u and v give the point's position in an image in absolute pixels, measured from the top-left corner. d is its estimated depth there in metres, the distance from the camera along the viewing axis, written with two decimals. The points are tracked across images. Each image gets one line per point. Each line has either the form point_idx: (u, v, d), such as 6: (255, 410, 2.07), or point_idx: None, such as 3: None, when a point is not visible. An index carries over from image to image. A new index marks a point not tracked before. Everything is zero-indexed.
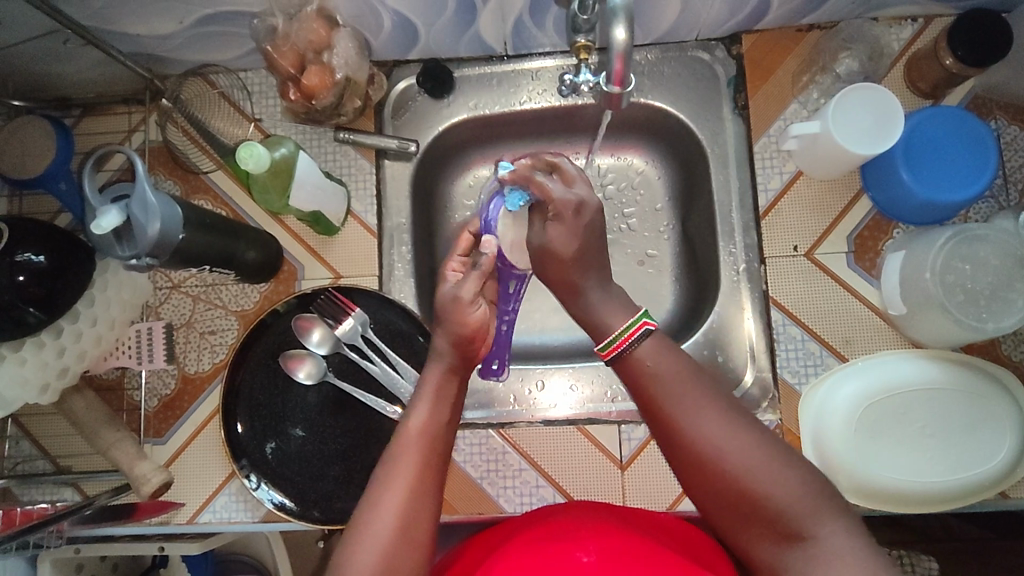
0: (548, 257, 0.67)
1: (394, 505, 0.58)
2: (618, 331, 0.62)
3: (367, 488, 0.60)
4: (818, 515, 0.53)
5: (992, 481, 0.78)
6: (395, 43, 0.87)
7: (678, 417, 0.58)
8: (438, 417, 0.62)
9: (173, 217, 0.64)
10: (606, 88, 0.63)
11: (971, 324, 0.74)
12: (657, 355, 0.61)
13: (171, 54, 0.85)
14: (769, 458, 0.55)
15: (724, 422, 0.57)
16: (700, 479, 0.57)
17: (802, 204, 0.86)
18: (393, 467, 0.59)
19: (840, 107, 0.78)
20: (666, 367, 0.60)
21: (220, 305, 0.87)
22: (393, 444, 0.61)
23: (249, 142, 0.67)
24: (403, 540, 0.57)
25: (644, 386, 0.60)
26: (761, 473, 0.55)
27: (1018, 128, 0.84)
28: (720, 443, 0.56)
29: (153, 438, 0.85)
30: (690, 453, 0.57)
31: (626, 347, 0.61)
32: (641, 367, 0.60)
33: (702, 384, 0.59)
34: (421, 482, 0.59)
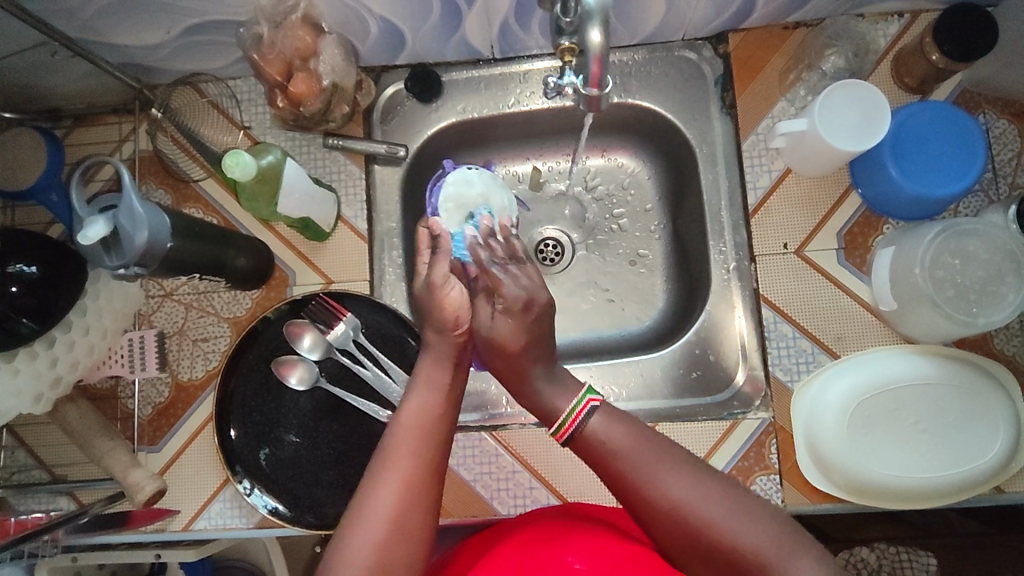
0: (495, 348, 0.67)
1: (389, 494, 0.58)
2: (569, 409, 0.63)
3: (363, 478, 0.60)
4: (788, 551, 0.54)
5: (988, 474, 0.78)
6: (382, 48, 0.87)
7: (642, 486, 0.58)
8: (433, 406, 0.64)
9: (161, 226, 0.64)
10: (585, 89, 0.64)
11: (961, 319, 0.74)
12: (609, 428, 0.61)
13: (160, 63, 0.86)
14: (734, 510, 0.56)
15: (687, 481, 0.57)
16: (671, 539, 0.57)
17: (791, 201, 0.86)
18: (389, 457, 0.60)
19: (826, 103, 0.78)
20: (619, 441, 0.60)
21: (213, 312, 0.88)
22: (389, 434, 0.62)
23: (235, 151, 0.67)
24: (398, 530, 0.58)
25: (604, 464, 0.60)
26: (730, 525, 0.55)
27: (1006, 122, 0.84)
28: (685, 505, 0.56)
29: (147, 446, 0.85)
30: (658, 518, 0.57)
31: (576, 425, 0.62)
32: (596, 443, 0.61)
33: (658, 444, 0.60)
34: (417, 471, 0.60)
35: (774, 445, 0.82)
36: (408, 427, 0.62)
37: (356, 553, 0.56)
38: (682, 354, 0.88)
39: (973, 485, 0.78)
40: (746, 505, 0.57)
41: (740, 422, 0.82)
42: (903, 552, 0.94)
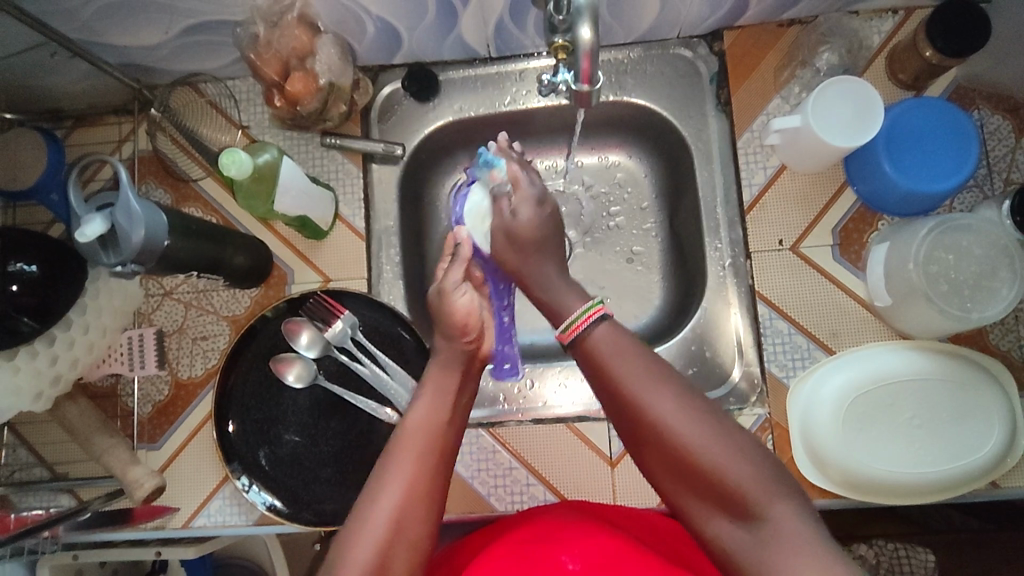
0: (511, 237, 0.73)
1: (391, 499, 0.59)
2: (573, 317, 0.64)
3: (367, 482, 0.61)
4: (771, 495, 0.54)
5: (983, 470, 0.78)
6: (379, 48, 0.88)
7: (632, 396, 0.58)
8: (439, 414, 0.65)
9: (158, 223, 0.65)
10: (575, 86, 0.67)
11: (954, 314, 0.74)
12: (613, 338, 0.62)
13: (159, 64, 0.86)
14: (721, 440, 0.56)
15: (679, 403, 0.58)
16: (653, 450, 0.58)
17: (787, 198, 0.86)
18: (393, 463, 0.61)
19: (820, 99, 0.79)
20: (619, 352, 0.61)
21: (212, 311, 0.88)
22: (395, 441, 0.63)
23: (231, 149, 0.67)
24: (396, 535, 0.59)
25: (599, 367, 0.61)
26: (716, 454, 0.56)
27: (1001, 118, 0.84)
28: (673, 423, 0.57)
29: (147, 444, 0.86)
30: (645, 428, 0.58)
31: (583, 329, 0.63)
32: (596, 350, 0.62)
33: (655, 362, 0.60)
34: (421, 479, 0.61)
35: (770, 440, 0.82)
36: (413, 434, 0.63)
37: (356, 557, 0.57)
38: (678, 350, 0.89)
39: (968, 479, 0.78)
40: (735, 437, 0.57)
41: (736, 418, 0.83)
42: (902, 547, 0.94)
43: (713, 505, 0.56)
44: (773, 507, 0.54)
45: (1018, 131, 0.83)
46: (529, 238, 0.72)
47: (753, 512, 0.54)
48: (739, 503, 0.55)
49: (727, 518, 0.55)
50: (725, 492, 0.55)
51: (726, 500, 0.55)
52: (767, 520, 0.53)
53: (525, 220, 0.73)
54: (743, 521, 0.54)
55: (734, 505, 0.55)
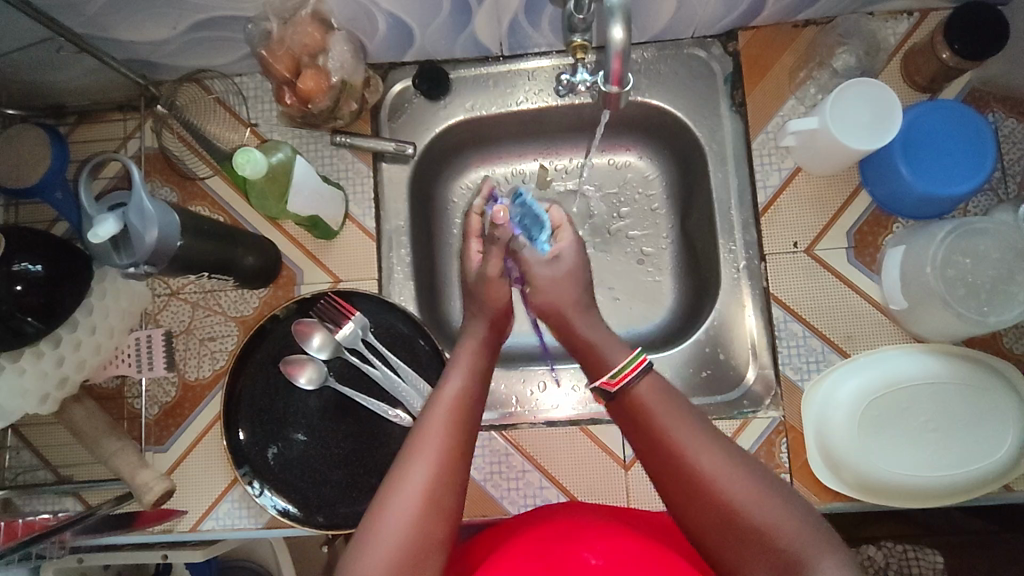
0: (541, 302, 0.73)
1: (423, 470, 0.59)
2: (619, 367, 0.64)
3: (398, 454, 0.61)
4: (819, 543, 0.54)
5: (998, 473, 0.78)
6: (390, 45, 0.86)
7: (678, 451, 0.59)
8: (466, 391, 0.65)
9: (171, 224, 0.63)
10: (605, 87, 0.62)
11: (972, 318, 0.74)
12: (657, 393, 0.62)
13: (166, 60, 0.85)
14: (767, 494, 0.56)
15: (725, 459, 0.58)
16: (698, 509, 0.57)
17: (801, 200, 0.86)
18: (424, 435, 0.61)
19: (838, 101, 0.78)
20: (664, 406, 0.61)
21: (220, 311, 0.87)
22: (424, 414, 0.64)
23: (246, 148, 0.66)
24: (427, 514, 0.58)
25: (645, 421, 0.61)
26: (760, 506, 0.56)
27: (1015, 121, 0.84)
28: (721, 480, 0.57)
29: (154, 446, 0.84)
30: (688, 483, 0.58)
31: (629, 381, 0.63)
32: (642, 403, 0.62)
33: (697, 417, 0.61)
34: (450, 451, 0.61)
35: (784, 443, 0.82)
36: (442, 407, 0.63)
37: (387, 526, 0.57)
38: (691, 352, 0.88)
39: (983, 483, 0.78)
40: (778, 491, 0.57)
41: (750, 421, 0.82)
42: (911, 549, 0.94)
43: (760, 563, 0.55)
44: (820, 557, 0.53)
45: None
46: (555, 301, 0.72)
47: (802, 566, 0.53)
48: (789, 557, 0.54)
49: None
50: (772, 547, 0.54)
51: (777, 557, 0.54)
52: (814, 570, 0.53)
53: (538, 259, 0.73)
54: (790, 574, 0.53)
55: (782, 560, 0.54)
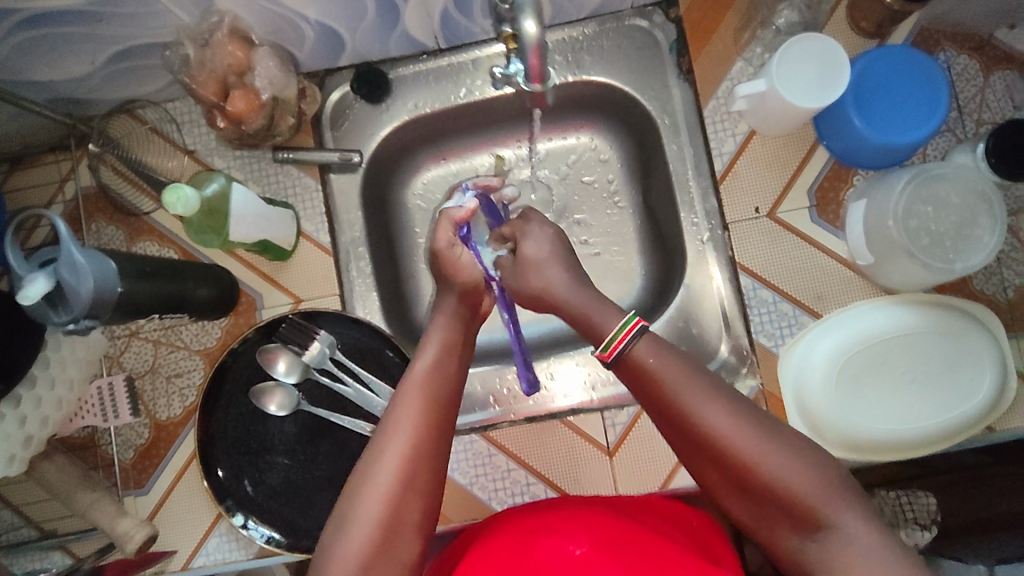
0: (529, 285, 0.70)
1: (399, 450, 0.59)
2: (613, 333, 0.61)
3: (372, 437, 0.61)
4: (834, 503, 0.52)
5: (978, 416, 0.78)
6: (322, 52, 0.83)
7: (683, 414, 0.57)
8: (447, 367, 0.65)
9: (107, 271, 0.61)
10: (528, 87, 0.62)
11: (938, 267, 0.73)
12: (655, 353, 0.60)
13: (92, 94, 0.82)
14: (776, 445, 0.54)
15: (733, 414, 0.56)
16: (710, 466, 0.56)
17: (758, 163, 0.84)
18: (397, 411, 0.61)
19: (783, 60, 0.76)
20: (663, 369, 0.58)
21: (183, 346, 0.85)
22: (398, 392, 0.63)
23: (175, 185, 0.63)
24: (406, 490, 0.58)
25: (648, 386, 0.59)
26: (772, 459, 0.54)
27: (967, 58, 0.82)
28: (730, 439, 0.55)
29: (134, 489, 0.83)
30: (700, 445, 0.56)
31: (623, 346, 0.60)
32: (642, 369, 0.59)
33: (699, 373, 0.58)
34: (428, 430, 0.60)
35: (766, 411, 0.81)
36: (421, 379, 0.63)
37: (365, 511, 0.57)
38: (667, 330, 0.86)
39: (966, 427, 0.78)
40: (787, 440, 0.55)
41: None
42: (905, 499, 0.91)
43: (780, 516, 0.54)
44: (838, 511, 0.52)
45: (986, 70, 0.82)
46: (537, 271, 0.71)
47: (817, 521, 0.53)
48: (800, 512, 0.53)
49: (796, 531, 0.54)
50: (779, 501, 0.54)
51: (797, 514, 0.53)
52: (829, 527, 0.52)
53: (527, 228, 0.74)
54: (807, 529, 0.53)
55: (796, 516, 0.53)
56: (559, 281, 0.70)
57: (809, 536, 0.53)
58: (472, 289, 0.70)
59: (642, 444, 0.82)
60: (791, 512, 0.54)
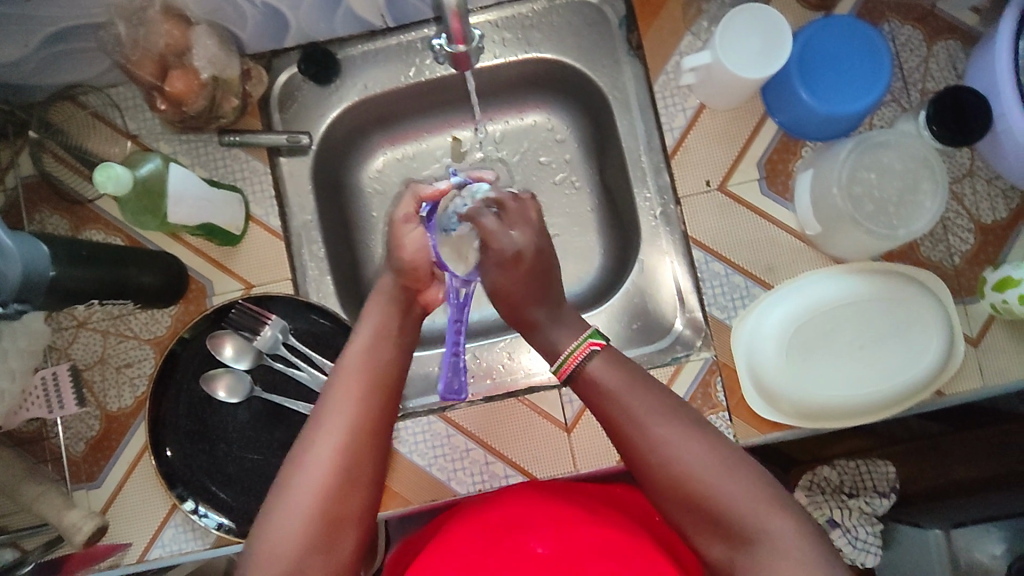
0: (500, 299, 0.68)
1: (332, 440, 0.57)
2: (567, 351, 0.62)
3: (305, 429, 0.58)
4: (769, 516, 0.52)
5: (927, 380, 0.79)
6: (266, 31, 0.82)
7: (631, 433, 0.57)
8: (383, 354, 0.63)
9: (40, 256, 0.60)
10: (450, 48, 0.60)
11: (882, 233, 0.73)
12: (608, 372, 0.60)
13: (29, 79, 0.80)
14: (720, 462, 0.55)
15: (679, 432, 0.56)
16: (655, 484, 0.56)
17: (709, 136, 0.84)
18: (331, 401, 0.59)
19: (726, 34, 0.77)
20: (614, 387, 0.59)
21: (132, 335, 0.84)
22: (332, 381, 0.61)
23: (105, 163, 0.61)
24: (340, 480, 0.56)
25: (600, 405, 0.59)
26: (711, 476, 0.54)
27: (911, 28, 0.83)
28: (676, 456, 0.55)
29: (86, 483, 0.82)
30: (647, 464, 0.56)
31: (576, 364, 0.61)
32: (595, 387, 0.60)
33: (651, 391, 0.59)
34: (364, 419, 0.58)
35: (720, 382, 0.80)
36: (359, 365, 0.61)
37: (296, 504, 0.55)
38: (622, 306, 0.87)
39: (915, 392, 0.79)
40: (731, 458, 0.55)
41: (682, 366, 0.81)
42: (864, 464, 0.94)
43: (716, 530, 0.54)
44: (770, 521, 0.52)
45: (929, 39, 0.82)
46: (511, 291, 0.67)
47: (749, 535, 0.52)
48: (734, 527, 0.53)
49: (729, 544, 0.53)
50: (716, 517, 0.54)
51: (731, 530, 0.53)
52: (760, 538, 0.52)
53: (510, 240, 0.66)
54: (740, 543, 0.53)
55: (730, 530, 0.53)
56: (533, 300, 0.66)
57: (742, 550, 0.52)
58: (421, 278, 0.67)
59: (599, 419, 0.82)
60: (726, 527, 0.53)
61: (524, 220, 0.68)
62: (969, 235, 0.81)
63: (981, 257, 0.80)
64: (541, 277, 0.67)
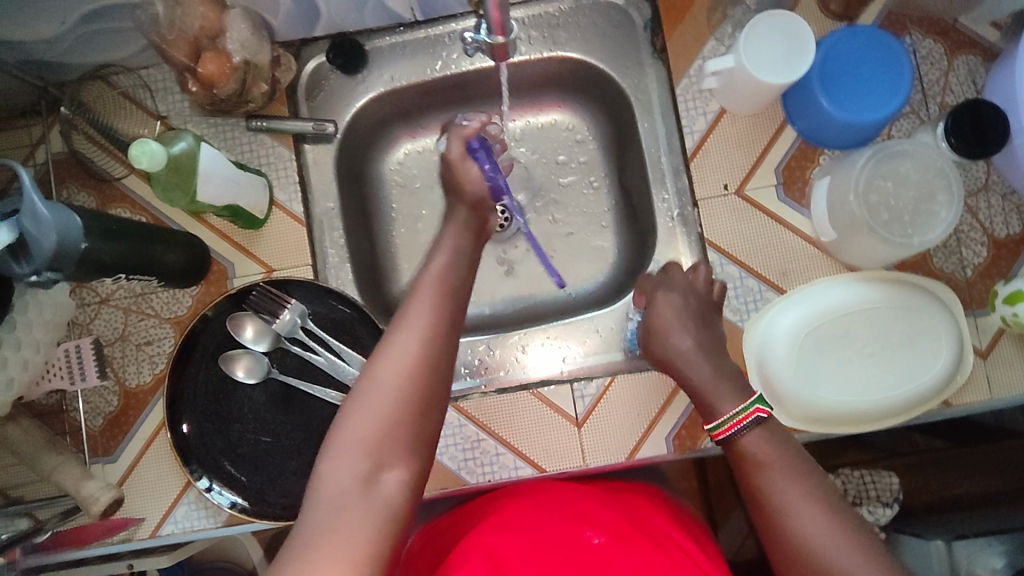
0: (651, 336, 0.75)
1: (417, 331, 0.59)
2: (730, 416, 0.64)
3: (388, 324, 0.61)
4: None
5: (935, 390, 0.80)
6: (297, 19, 0.83)
7: (776, 514, 0.57)
8: (458, 266, 0.66)
9: (72, 227, 0.60)
10: (489, 39, 0.62)
11: (896, 241, 0.74)
12: (765, 446, 0.62)
13: (63, 56, 0.81)
14: (867, 561, 0.54)
15: (827, 518, 0.56)
16: (793, 572, 0.56)
17: (730, 141, 0.85)
18: (414, 301, 0.62)
19: (752, 36, 0.77)
20: (768, 463, 0.60)
21: (153, 314, 0.85)
22: (414, 285, 0.64)
23: (141, 139, 0.62)
24: (422, 366, 0.58)
25: (748, 477, 0.61)
26: (858, 570, 0.53)
27: (933, 41, 0.84)
28: (823, 556, 0.54)
29: (103, 457, 0.83)
30: (785, 547, 0.56)
31: (734, 432, 0.63)
32: (748, 458, 0.62)
33: (803, 467, 0.60)
34: (445, 317, 0.61)
35: None
36: (434, 274, 0.64)
37: (382, 382, 0.57)
38: None
39: (922, 401, 0.80)
40: (881, 566, 0.54)
41: None
42: (868, 474, 0.98)
43: None
44: None
45: (950, 53, 0.84)
46: (663, 323, 0.74)
47: None
48: None
49: None
50: None
51: None
52: None
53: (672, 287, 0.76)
54: None
55: None
56: (695, 356, 0.71)
57: None
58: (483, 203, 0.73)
59: (610, 415, 0.83)
60: None
61: (686, 283, 0.77)
62: (982, 249, 0.82)
63: (993, 271, 0.81)
64: (705, 336, 0.73)
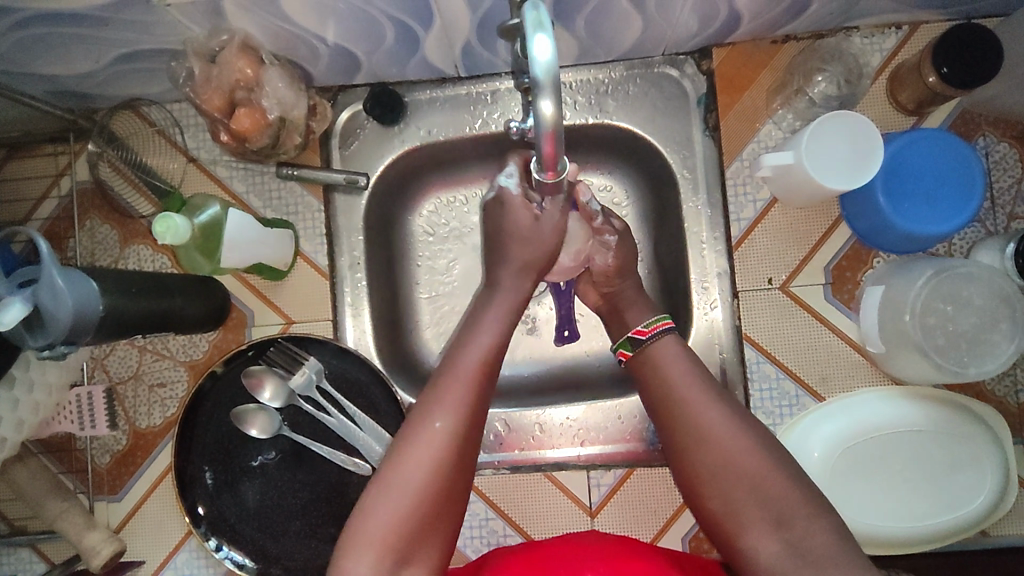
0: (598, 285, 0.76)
1: (445, 423, 0.57)
2: (646, 324, 0.69)
3: (414, 406, 0.59)
4: (813, 515, 0.54)
5: (974, 522, 0.75)
6: (337, 70, 0.80)
7: (681, 412, 0.61)
8: (493, 342, 0.63)
9: (89, 294, 0.58)
10: (540, 173, 0.53)
11: (951, 369, 0.70)
12: (672, 350, 0.67)
13: (96, 90, 0.79)
14: (779, 468, 0.57)
15: (741, 441, 0.59)
16: (697, 453, 0.59)
17: (777, 232, 0.81)
18: (444, 382, 0.59)
19: (815, 134, 0.72)
20: (674, 367, 0.65)
21: (168, 356, 0.84)
22: (445, 366, 0.61)
23: (165, 214, 0.61)
24: (449, 465, 0.56)
25: (657, 378, 0.65)
26: (774, 499, 0.56)
27: (1008, 145, 0.78)
28: (723, 438, 0.59)
29: (107, 496, 0.82)
30: (693, 439, 0.60)
31: (650, 336, 0.68)
32: (659, 359, 0.66)
33: (706, 380, 0.63)
34: (476, 406, 0.58)
35: None
36: (470, 356, 0.61)
37: (404, 477, 0.55)
38: None
39: (959, 531, 0.76)
40: (780, 458, 0.57)
41: None
42: None
43: (755, 503, 0.56)
44: (812, 524, 0.54)
45: None
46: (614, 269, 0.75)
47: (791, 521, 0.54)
48: (781, 514, 0.55)
49: (769, 529, 0.55)
50: (764, 498, 0.56)
51: (774, 514, 0.55)
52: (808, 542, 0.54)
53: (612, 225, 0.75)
54: (780, 529, 0.55)
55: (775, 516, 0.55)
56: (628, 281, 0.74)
57: (787, 533, 0.54)
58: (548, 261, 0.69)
59: (625, 507, 0.81)
60: (767, 506, 0.56)
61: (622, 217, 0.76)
62: None
63: None
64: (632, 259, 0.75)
